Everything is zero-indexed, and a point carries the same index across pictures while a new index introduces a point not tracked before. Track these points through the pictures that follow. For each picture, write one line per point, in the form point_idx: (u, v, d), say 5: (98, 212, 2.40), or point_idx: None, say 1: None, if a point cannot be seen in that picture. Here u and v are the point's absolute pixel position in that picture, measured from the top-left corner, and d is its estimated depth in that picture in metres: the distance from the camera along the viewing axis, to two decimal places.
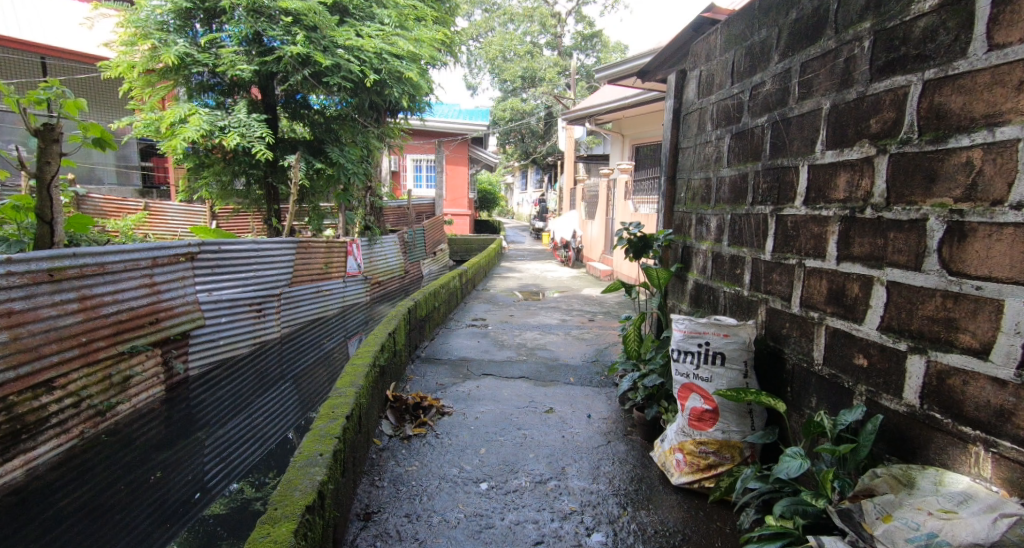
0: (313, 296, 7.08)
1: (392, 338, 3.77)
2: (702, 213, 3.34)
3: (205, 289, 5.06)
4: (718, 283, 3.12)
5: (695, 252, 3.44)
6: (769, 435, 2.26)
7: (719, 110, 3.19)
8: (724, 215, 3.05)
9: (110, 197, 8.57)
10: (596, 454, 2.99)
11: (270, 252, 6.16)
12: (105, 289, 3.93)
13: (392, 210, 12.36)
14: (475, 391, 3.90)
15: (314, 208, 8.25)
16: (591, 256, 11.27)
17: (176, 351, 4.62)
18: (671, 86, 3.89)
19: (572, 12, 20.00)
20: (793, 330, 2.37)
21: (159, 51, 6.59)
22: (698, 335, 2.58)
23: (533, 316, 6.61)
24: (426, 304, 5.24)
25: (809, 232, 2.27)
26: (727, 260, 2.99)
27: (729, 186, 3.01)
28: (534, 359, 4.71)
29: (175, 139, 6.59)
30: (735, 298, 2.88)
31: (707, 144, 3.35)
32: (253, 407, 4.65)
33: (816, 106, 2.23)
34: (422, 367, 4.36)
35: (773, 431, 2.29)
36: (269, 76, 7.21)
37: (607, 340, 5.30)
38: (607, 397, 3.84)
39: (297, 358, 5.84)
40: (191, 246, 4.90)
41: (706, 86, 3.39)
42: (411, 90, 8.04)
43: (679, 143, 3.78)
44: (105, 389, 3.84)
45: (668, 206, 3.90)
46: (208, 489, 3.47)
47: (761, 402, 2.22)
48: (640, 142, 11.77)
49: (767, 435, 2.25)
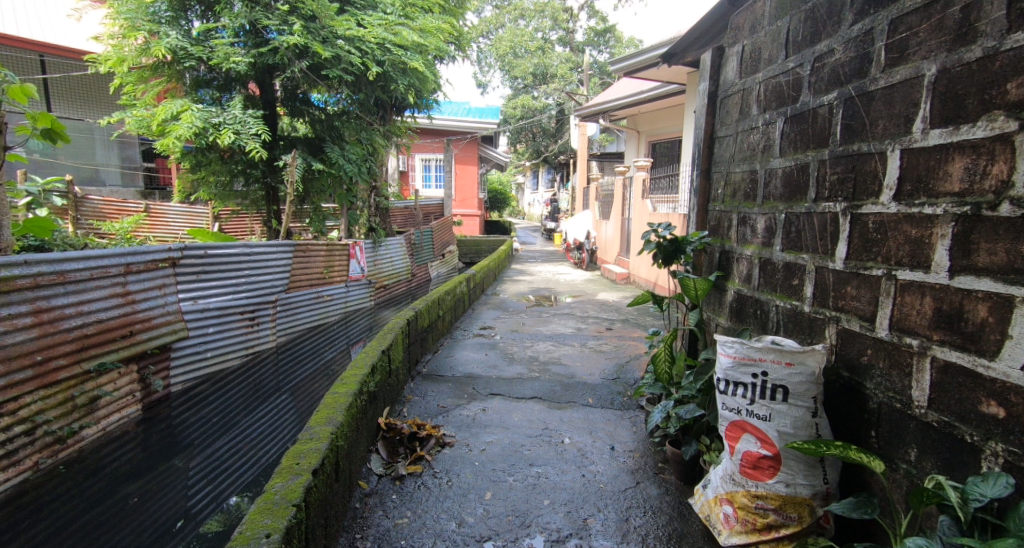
0: (312, 302, 6.60)
1: (387, 355, 3.30)
2: (746, 213, 2.88)
3: (190, 296, 4.59)
4: (768, 295, 2.64)
5: (737, 258, 2.95)
6: (866, 509, 1.72)
7: (767, 91, 2.71)
8: (777, 214, 2.58)
9: (108, 199, 8.14)
10: (623, 502, 2.50)
11: (264, 255, 5.69)
12: (65, 301, 3.49)
13: (399, 210, 11.87)
14: (480, 416, 3.42)
15: (315, 209, 7.79)
16: (607, 258, 10.74)
17: (156, 366, 4.16)
18: (704, 65, 3.39)
19: (584, 7, 19.43)
20: (879, 360, 1.89)
21: (150, 44, 6.12)
22: (753, 363, 2.09)
23: (546, 324, 6.13)
24: (429, 313, 4.77)
25: (902, 235, 1.80)
26: (781, 269, 2.53)
27: (783, 180, 2.54)
28: (549, 375, 4.22)
29: (167, 138, 6.14)
30: (794, 314, 2.40)
31: (751, 130, 2.86)
32: (244, 425, 4.19)
33: (914, 73, 1.77)
34: (422, 385, 3.90)
35: (865, 496, 1.77)
36: (267, 70, 6.77)
37: (627, 353, 4.81)
38: (632, 424, 3.35)
39: (294, 370, 5.38)
40: (173, 251, 4.42)
41: (750, 65, 2.90)
42: (417, 83, 7.60)
43: (715, 131, 3.28)
44: (66, 412, 3.40)
45: (702, 204, 3.37)
46: (191, 516, 3.11)
47: (849, 458, 1.72)
48: (656, 138, 11.23)
49: (862, 506, 1.72)
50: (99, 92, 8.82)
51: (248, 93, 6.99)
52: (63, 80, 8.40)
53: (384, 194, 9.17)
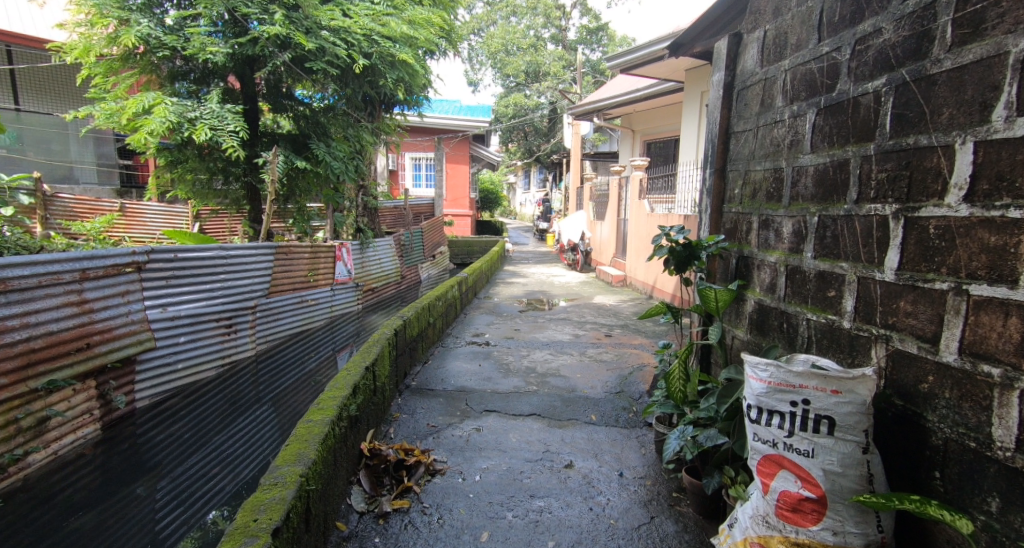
0: (294, 307, 6.26)
1: (371, 371, 3.01)
2: (769, 215, 2.61)
3: (158, 303, 4.26)
4: (796, 307, 2.37)
5: (758, 265, 2.67)
6: None
7: (796, 79, 2.47)
8: (808, 217, 2.32)
9: (82, 197, 7.76)
10: (637, 543, 2.22)
11: (241, 258, 5.35)
12: (9, 312, 3.14)
13: (388, 210, 11.49)
14: (475, 437, 3.13)
15: (299, 209, 7.46)
16: (602, 260, 10.49)
17: (117, 381, 3.81)
18: (719, 53, 3.12)
19: (576, 5, 19.21)
20: (944, 389, 1.64)
21: (119, 33, 5.78)
22: (792, 390, 1.81)
23: (541, 330, 5.85)
24: (418, 320, 4.47)
25: (977, 243, 1.58)
26: (814, 279, 2.26)
27: (816, 179, 2.28)
28: (548, 388, 3.93)
29: (139, 133, 5.79)
30: (830, 330, 2.13)
31: (775, 124, 2.61)
32: (218, 443, 3.89)
33: (995, 50, 1.56)
34: (411, 401, 3.60)
35: None
36: (248, 63, 6.44)
37: (629, 363, 4.54)
38: (640, 446, 3.07)
39: (276, 380, 5.07)
40: (138, 255, 4.07)
41: (775, 51, 2.66)
42: (407, 77, 7.30)
43: (731, 126, 3.02)
44: (9, 436, 3.06)
45: (716, 205, 3.08)
46: (158, 543, 2.84)
47: (927, 515, 1.50)
48: (651, 137, 10.98)
49: None
50: (68, 84, 8.38)
51: (228, 87, 6.67)
52: (31, 72, 7.98)
53: (372, 194, 8.86)
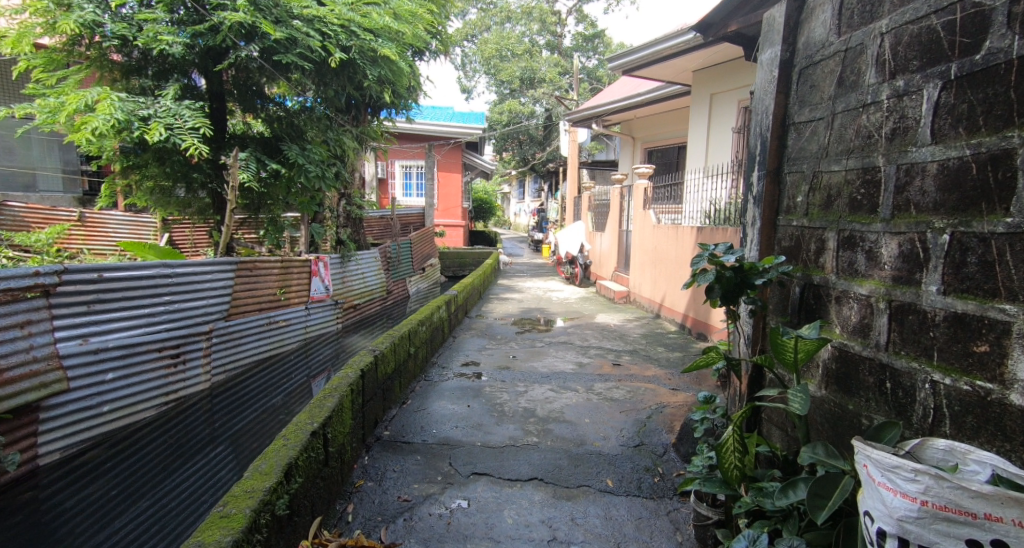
0: (260, 330, 5.44)
1: (320, 437, 2.26)
2: (855, 230, 1.91)
3: (76, 334, 3.49)
4: (911, 362, 1.69)
5: (839, 298, 1.97)
6: None
7: (902, 44, 1.79)
8: (934, 235, 1.63)
9: (35, 205, 6.99)
10: None
11: (191, 277, 4.56)
12: None
13: (375, 220, 10.70)
14: (458, 518, 2.40)
15: (272, 220, 6.70)
16: (602, 274, 9.81)
17: (8, 436, 3.02)
18: (770, 25, 2.41)
19: (572, 11, 18.66)
20: None
21: (57, 18, 4.99)
22: (972, 523, 1.26)
23: (540, 358, 5.10)
24: (395, 353, 3.72)
25: None
26: (947, 326, 1.60)
27: (946, 184, 1.62)
28: (552, 440, 3.20)
29: (80, 133, 4.96)
30: (985, 405, 1.50)
31: (863, 106, 1.92)
32: (144, 504, 3.12)
33: None
34: (380, 462, 2.86)
35: None
36: (211, 55, 5.65)
37: (646, 403, 3.81)
38: (674, 532, 2.35)
39: (232, 420, 4.26)
40: (45, 276, 3.32)
41: (863, 11, 1.97)
42: (390, 75, 6.61)
43: (790, 115, 2.31)
44: None
45: (768, 217, 2.37)
46: None
47: None
48: (653, 144, 10.31)
49: None
50: (5, 79, 7.37)
51: (190, 84, 5.90)
52: None
53: (356, 202, 8.12)
